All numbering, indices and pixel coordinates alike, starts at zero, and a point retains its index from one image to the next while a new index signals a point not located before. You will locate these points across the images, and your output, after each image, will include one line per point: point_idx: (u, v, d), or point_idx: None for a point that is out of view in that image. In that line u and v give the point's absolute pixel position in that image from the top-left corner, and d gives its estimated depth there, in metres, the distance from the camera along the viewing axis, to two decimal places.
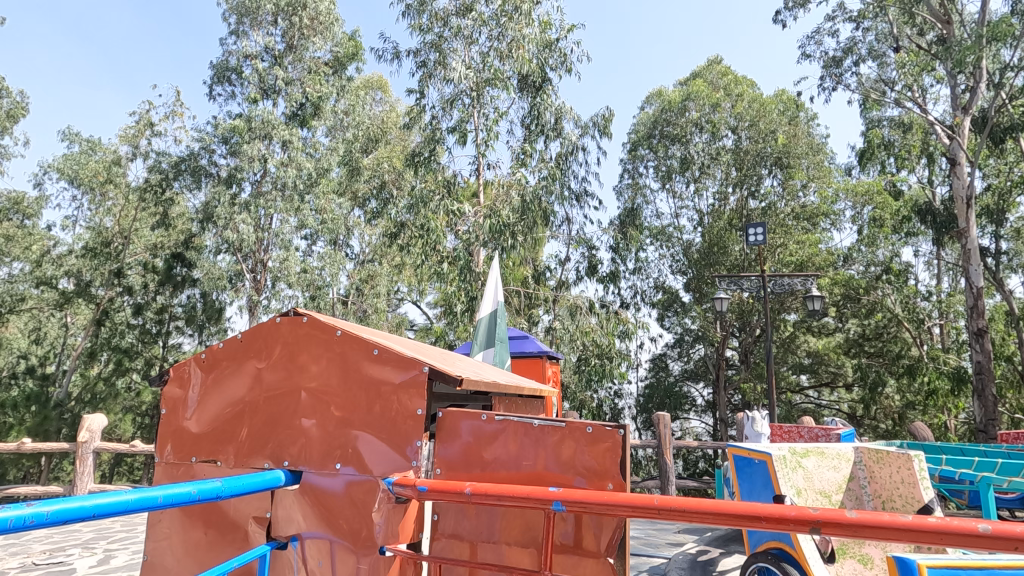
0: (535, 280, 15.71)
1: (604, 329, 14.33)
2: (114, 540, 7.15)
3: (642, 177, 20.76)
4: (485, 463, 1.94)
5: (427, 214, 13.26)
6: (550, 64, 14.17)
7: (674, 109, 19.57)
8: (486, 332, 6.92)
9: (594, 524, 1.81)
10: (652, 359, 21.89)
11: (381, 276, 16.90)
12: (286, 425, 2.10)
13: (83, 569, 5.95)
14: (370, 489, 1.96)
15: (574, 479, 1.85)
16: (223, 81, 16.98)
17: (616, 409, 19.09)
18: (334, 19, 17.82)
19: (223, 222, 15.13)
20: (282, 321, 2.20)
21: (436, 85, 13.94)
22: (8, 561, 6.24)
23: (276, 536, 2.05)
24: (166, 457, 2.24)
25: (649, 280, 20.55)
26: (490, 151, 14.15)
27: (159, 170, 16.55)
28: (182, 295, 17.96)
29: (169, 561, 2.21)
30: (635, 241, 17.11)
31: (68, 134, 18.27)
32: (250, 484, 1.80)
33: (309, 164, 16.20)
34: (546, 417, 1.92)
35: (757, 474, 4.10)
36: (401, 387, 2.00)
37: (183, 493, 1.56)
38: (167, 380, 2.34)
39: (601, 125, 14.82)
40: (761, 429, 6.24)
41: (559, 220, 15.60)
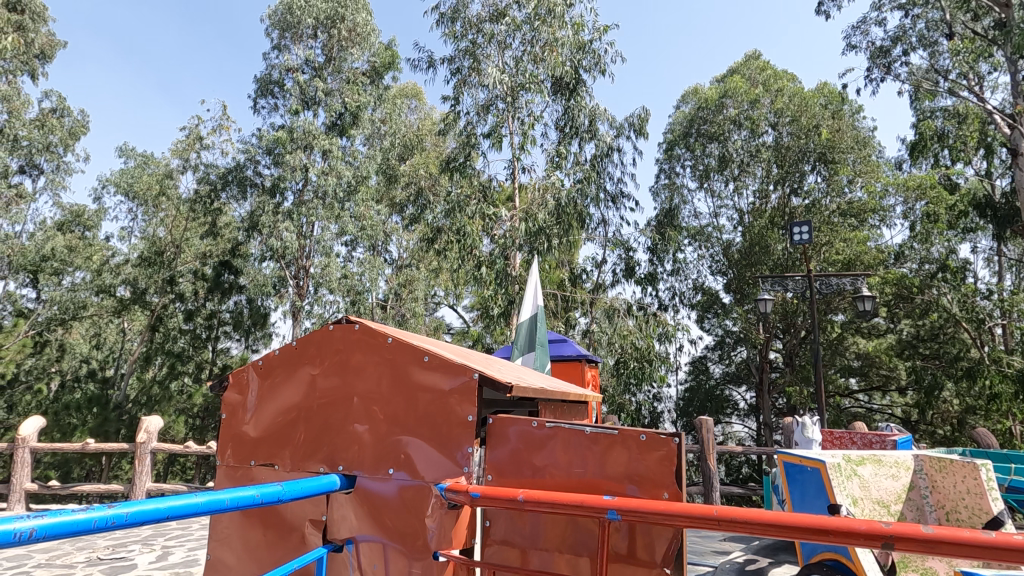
0: (572, 282, 15.67)
1: (643, 331, 14.23)
2: (170, 537, 7.49)
3: (679, 177, 20.48)
4: (534, 470, 1.95)
5: (463, 218, 13.33)
6: (584, 66, 14.15)
7: (712, 107, 19.28)
8: (526, 336, 6.94)
9: (649, 534, 1.79)
10: (692, 362, 21.57)
11: (418, 281, 17.15)
12: (339, 431, 2.15)
13: (144, 564, 6.24)
14: (422, 494, 1.99)
15: (627, 487, 1.83)
16: (267, 94, 17.57)
17: (655, 412, 18.81)
18: (371, 30, 18.30)
19: (267, 229, 15.66)
20: (335, 328, 2.26)
21: (470, 91, 14.05)
22: (76, 555, 6.61)
23: (331, 539, 2.09)
24: (227, 460, 2.33)
25: (687, 281, 20.16)
26: (525, 154, 14.19)
27: (208, 182, 17.35)
28: (229, 302, 18.78)
29: (230, 560, 2.29)
30: (673, 241, 16.81)
31: (125, 150, 19.26)
32: (307, 488, 1.85)
33: (348, 172, 16.64)
34: (598, 425, 1.91)
35: (809, 482, 3.97)
36: (451, 392, 2.02)
37: (247, 496, 1.61)
38: (227, 387, 2.43)
39: (636, 125, 14.66)
40: (812, 436, 6.02)
41: (595, 221, 15.50)
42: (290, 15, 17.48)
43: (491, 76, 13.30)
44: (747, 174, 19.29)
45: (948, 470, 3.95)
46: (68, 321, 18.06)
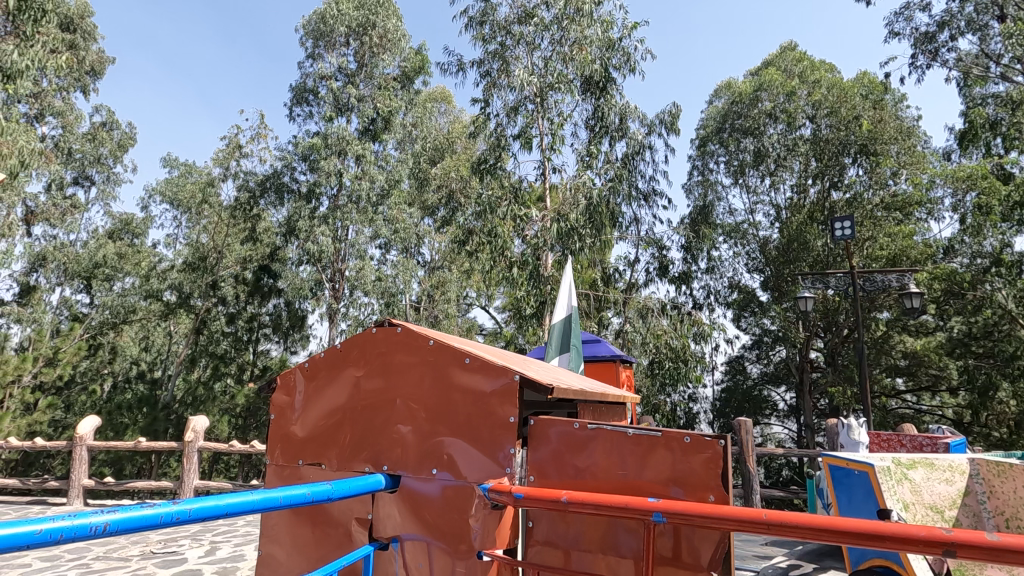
0: (604, 282, 15.60)
1: (677, 331, 14.01)
2: (218, 533, 7.77)
3: (713, 173, 20.09)
4: (576, 471, 1.95)
5: (495, 219, 13.41)
6: (614, 64, 14.01)
7: (746, 101, 18.84)
8: (560, 337, 6.92)
9: (695, 537, 1.77)
10: (729, 361, 21.16)
11: (451, 283, 17.33)
12: (383, 432, 2.20)
13: (193, 558, 6.49)
14: (466, 494, 2.02)
15: (672, 489, 1.81)
16: (302, 102, 18.03)
17: (690, 413, 18.52)
18: (401, 36, 18.57)
19: (304, 234, 16.06)
20: (377, 331, 2.31)
21: (500, 93, 14.12)
22: (131, 548, 6.93)
23: (377, 537, 2.13)
24: (276, 459, 2.41)
25: (722, 280, 19.77)
26: (555, 154, 14.17)
27: (247, 189, 17.93)
28: (270, 304, 19.27)
29: (281, 556, 2.37)
30: (708, 239, 16.52)
31: (169, 160, 20.07)
32: (355, 487, 1.90)
33: (381, 177, 16.93)
34: (640, 426, 1.90)
35: (856, 485, 3.86)
36: (492, 394, 2.04)
37: (299, 494, 1.67)
38: (275, 389, 2.52)
39: (668, 122, 14.47)
40: (859, 438, 5.81)
41: (628, 220, 15.38)
42: (323, 24, 17.90)
43: (520, 77, 13.30)
44: (784, 169, 18.77)
45: (1008, 475, 3.77)
46: (119, 325, 18.94)
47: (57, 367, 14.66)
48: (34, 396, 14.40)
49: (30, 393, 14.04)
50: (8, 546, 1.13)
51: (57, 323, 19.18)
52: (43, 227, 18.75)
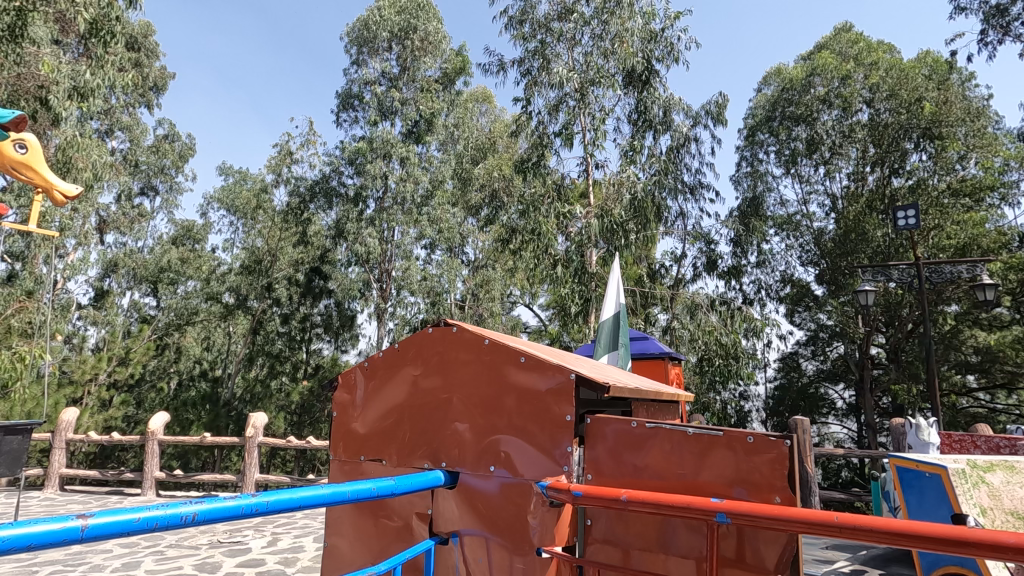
0: (650, 278, 15.37)
1: (728, 327, 13.63)
2: (278, 525, 8.14)
3: (763, 164, 19.40)
4: (634, 470, 1.94)
5: (538, 217, 13.44)
6: (656, 56, 13.74)
7: (797, 87, 18.10)
8: (608, 335, 6.87)
9: (759, 539, 1.74)
10: (782, 358, 20.41)
11: (495, 281, 17.49)
12: (440, 429, 2.25)
13: (257, 548, 6.83)
14: (523, 491, 2.04)
15: (735, 490, 1.78)
16: (348, 107, 18.50)
17: (741, 411, 18.03)
18: (442, 37, 18.83)
19: (352, 236, 16.50)
20: (433, 330, 2.37)
21: (541, 91, 14.06)
22: (200, 537, 7.36)
23: (438, 531, 2.19)
24: (339, 455, 2.52)
25: (774, 274, 19.10)
26: (598, 150, 14.03)
27: (298, 194, 18.37)
28: (321, 305, 19.76)
29: (344, 546, 2.47)
30: (759, 232, 15.97)
31: (225, 168, 21.03)
32: (415, 483, 1.96)
33: (425, 178, 17.27)
34: (701, 426, 1.87)
35: (928, 489, 3.67)
36: (548, 392, 2.05)
37: (365, 489, 1.74)
38: (337, 387, 2.63)
39: (714, 113, 14.09)
40: (929, 439, 5.48)
41: (673, 214, 15.11)
42: (366, 31, 18.33)
43: (560, 74, 13.22)
44: (839, 157, 17.93)
45: None
46: (183, 326, 19.99)
47: (129, 367, 15.71)
48: (109, 393, 15.42)
49: (106, 390, 15.03)
50: (112, 533, 1.23)
51: (128, 325, 20.48)
52: (114, 235, 20.07)
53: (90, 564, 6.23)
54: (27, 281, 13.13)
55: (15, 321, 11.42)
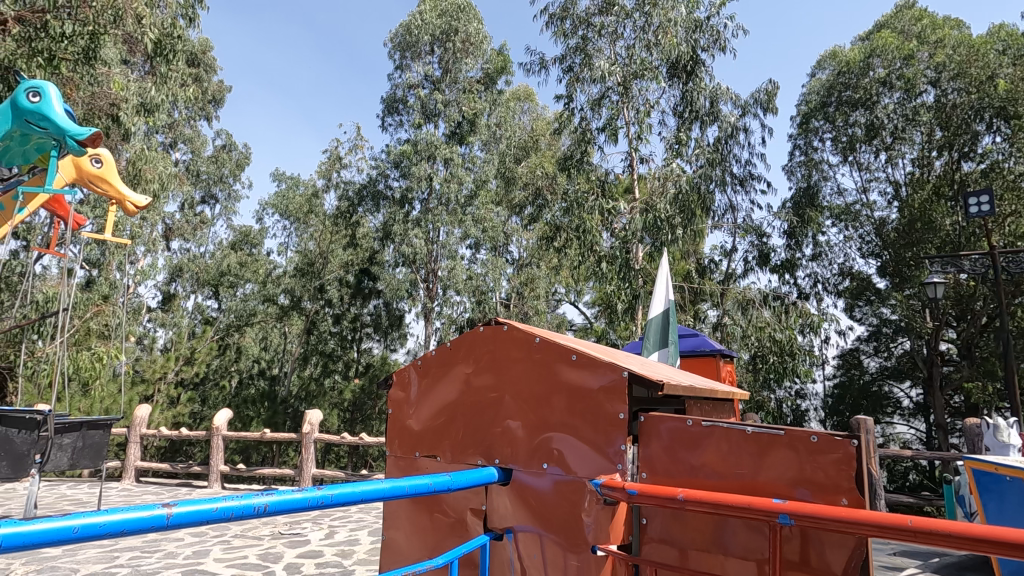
0: (699, 274, 15.05)
1: (782, 323, 13.15)
2: (335, 518, 8.44)
3: (817, 152, 18.52)
4: (690, 468, 1.91)
5: (582, 214, 13.33)
6: (702, 45, 13.46)
7: (855, 70, 17.20)
8: (657, 333, 6.75)
9: (825, 542, 1.67)
10: (841, 354, 19.45)
11: (540, 279, 17.54)
12: (492, 426, 2.29)
13: (316, 540, 7.10)
14: (577, 489, 2.04)
15: (798, 491, 1.73)
16: (393, 112, 18.84)
17: (798, 410, 17.33)
18: (483, 38, 18.98)
19: (399, 237, 16.85)
20: (484, 329, 2.40)
21: (583, 87, 13.91)
22: (263, 529, 7.71)
23: (492, 528, 2.22)
24: (395, 451, 2.60)
25: (831, 267, 18.26)
26: (643, 144, 13.82)
27: (347, 198, 18.84)
28: (371, 305, 20.18)
29: (401, 539, 2.54)
30: (815, 223, 15.32)
31: (278, 175, 21.88)
32: (469, 479, 1.99)
33: (468, 178, 17.46)
34: (760, 425, 1.82)
35: (1009, 493, 3.44)
36: (600, 390, 2.05)
37: (422, 484, 1.78)
38: (392, 385, 2.71)
39: (764, 101, 13.60)
40: (1009, 440, 5.12)
41: (722, 208, 14.71)
42: (409, 36, 18.61)
43: (602, 68, 13.09)
44: (902, 142, 16.94)
45: None
46: (243, 326, 20.91)
47: (194, 365, 16.74)
48: (177, 391, 16.37)
49: (174, 388, 15.95)
50: (193, 520, 1.31)
51: (192, 326, 21.67)
52: (179, 242, 21.30)
53: (165, 551, 6.64)
54: (103, 285, 14.07)
55: (93, 323, 12.28)
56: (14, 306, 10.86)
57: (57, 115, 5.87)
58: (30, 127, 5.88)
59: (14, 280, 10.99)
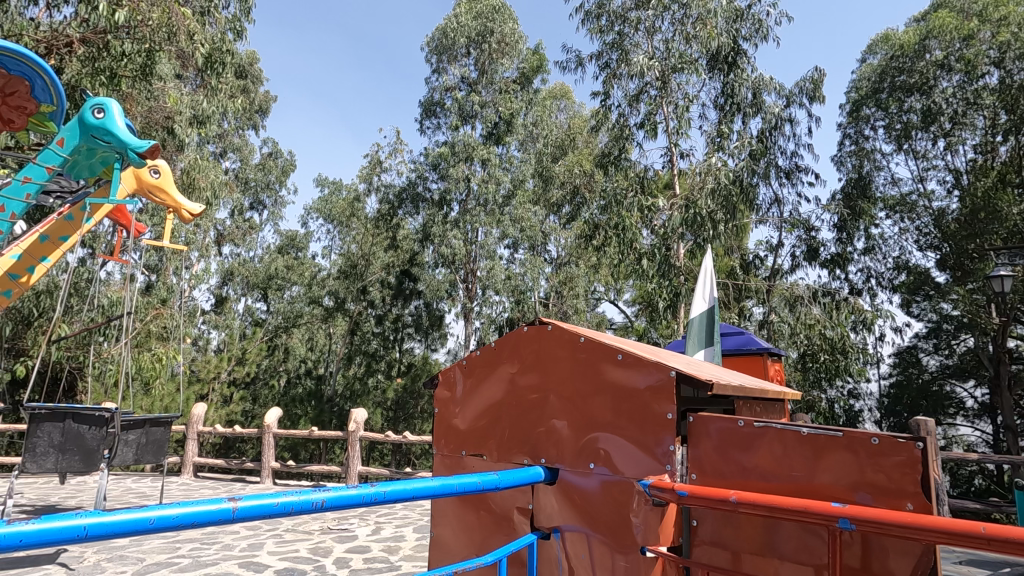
0: (743, 270, 14.66)
1: (833, 320, 12.62)
2: (381, 514, 8.64)
3: (869, 141, 17.73)
4: (742, 470, 1.86)
5: (621, 212, 13.15)
6: (743, 35, 13.11)
7: (910, 53, 16.35)
8: (701, 331, 6.60)
9: (889, 549, 1.61)
10: (898, 353, 18.55)
11: (579, 278, 17.40)
12: (539, 425, 2.29)
13: (363, 536, 7.29)
14: (625, 489, 2.02)
15: (859, 495, 1.66)
16: (430, 115, 19.04)
17: (851, 411, 16.62)
18: (518, 37, 19.01)
19: (438, 239, 17.08)
20: (529, 329, 2.41)
21: (621, 83, 13.74)
22: (312, 523, 7.97)
23: (540, 527, 2.22)
24: (442, 449, 2.65)
25: (886, 261, 17.46)
26: (683, 139, 13.55)
27: (388, 201, 19.17)
28: (412, 305, 20.50)
29: (449, 535, 2.59)
30: (868, 215, 14.67)
31: (321, 180, 22.49)
32: (516, 478, 2.00)
33: (506, 178, 17.48)
34: (817, 425, 1.76)
35: None
36: (647, 390, 2.02)
37: (471, 482, 1.80)
38: (438, 384, 2.76)
39: (810, 89, 13.11)
40: None
41: (767, 202, 14.28)
42: (445, 39, 18.73)
43: (640, 64, 12.88)
44: (963, 127, 16.05)
45: None
46: (290, 328, 21.59)
47: (245, 366, 17.49)
48: (230, 390, 17.11)
49: (227, 388, 16.66)
50: (257, 514, 1.37)
51: (243, 328, 22.57)
52: (231, 247, 22.24)
53: (222, 543, 6.96)
54: (161, 290, 14.83)
55: (153, 326, 12.97)
56: (83, 310, 11.55)
57: (119, 129, 6.23)
58: (96, 142, 6.26)
59: (82, 286, 11.71)
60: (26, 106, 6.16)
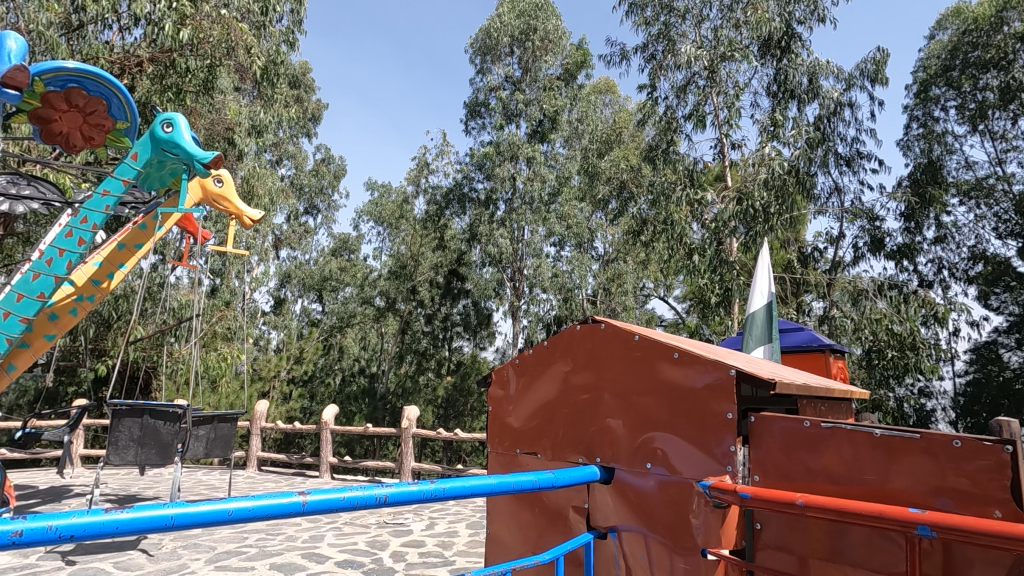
0: (801, 264, 14.03)
1: (901, 315, 11.93)
2: (434, 510, 8.81)
3: (939, 123, 16.63)
4: (808, 471, 1.79)
5: (669, 206, 12.89)
6: (797, 18, 12.55)
7: (985, 27, 15.20)
8: (760, 327, 6.38)
9: (975, 559, 1.51)
10: (975, 348, 17.34)
11: (627, 274, 17.14)
12: (594, 424, 2.28)
13: (418, 530, 7.46)
14: (684, 489, 1.98)
15: (938, 501, 1.56)
16: (475, 115, 19.14)
17: (922, 410, 15.65)
18: (562, 34, 18.93)
19: (485, 238, 17.25)
20: (581, 328, 2.41)
21: (667, 74, 13.44)
22: (369, 517, 8.21)
23: (596, 526, 2.21)
24: (496, 448, 2.69)
25: (960, 250, 16.34)
26: (734, 129, 13.13)
27: (435, 202, 19.44)
28: (460, 304, 20.78)
29: (504, 532, 2.63)
30: (939, 202, 13.75)
31: (371, 184, 23.10)
32: (572, 476, 2.00)
33: (552, 176, 17.39)
34: (891, 427, 1.67)
35: None
36: (705, 390, 1.97)
37: (527, 480, 1.81)
38: (491, 383, 2.81)
39: (871, 71, 12.42)
40: None
41: (826, 191, 13.65)
42: (488, 39, 18.79)
43: (687, 54, 12.56)
44: None
45: None
46: (345, 327, 22.33)
47: (303, 364, 18.21)
48: (290, 388, 17.86)
49: (286, 385, 17.44)
50: (325, 508, 1.43)
51: (301, 327, 23.53)
52: (288, 251, 23.20)
53: (286, 534, 7.28)
54: (225, 293, 15.61)
55: (218, 327, 13.68)
56: (156, 313, 12.33)
57: (186, 142, 6.60)
58: (165, 154, 6.64)
59: (155, 290, 12.49)
60: (104, 124, 6.56)
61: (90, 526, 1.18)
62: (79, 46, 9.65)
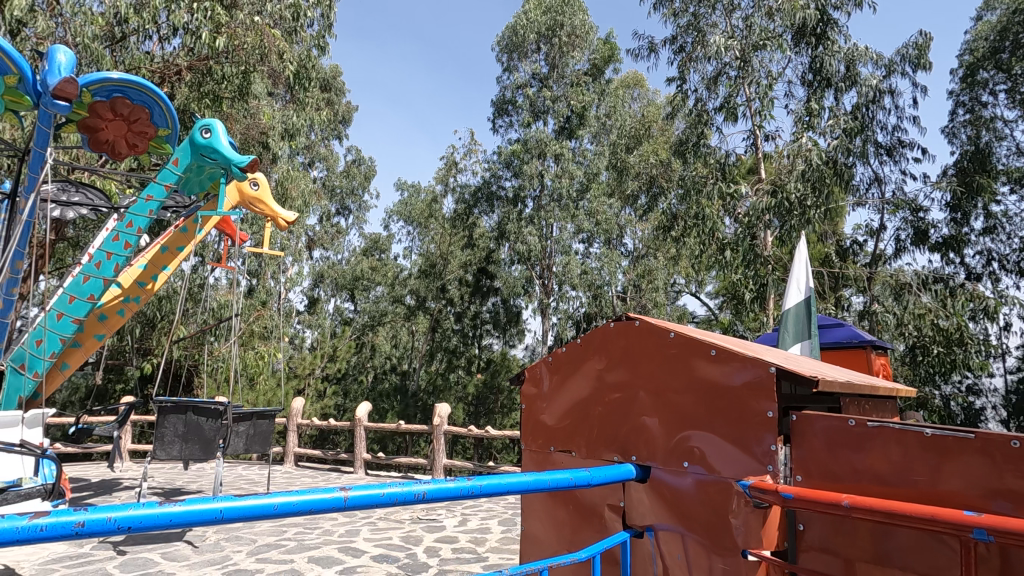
0: (840, 257, 13.60)
1: (948, 309, 11.43)
2: (467, 506, 8.89)
3: (987, 108, 15.87)
4: (854, 471, 1.74)
5: (700, 201, 12.63)
6: (833, 4, 12.16)
7: None
8: (796, 324, 6.21)
9: None
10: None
11: (658, 270, 16.90)
12: (628, 422, 2.26)
13: (450, 526, 7.54)
14: (723, 489, 1.95)
15: (994, 504, 1.50)
16: (502, 113, 19.12)
17: (971, 408, 15.00)
18: (589, 29, 18.79)
19: (513, 236, 17.26)
20: (615, 325, 2.39)
21: (697, 66, 13.18)
22: (402, 513, 8.33)
23: (632, 524, 2.19)
24: (530, 445, 2.70)
25: (1011, 241, 15.58)
26: (767, 121, 12.81)
27: (463, 200, 19.51)
28: (489, 302, 20.85)
29: (538, 529, 2.63)
30: (988, 191, 13.13)
31: (400, 184, 23.38)
32: (607, 475, 1.99)
33: (580, 172, 17.27)
34: (943, 426, 1.60)
35: None
36: (743, 388, 1.94)
37: (564, 478, 1.81)
38: (524, 381, 2.81)
39: (913, 57, 11.94)
40: None
41: (865, 182, 13.21)
42: (515, 37, 18.72)
43: (717, 44, 12.28)
44: None
45: None
46: (376, 326, 22.67)
47: (337, 362, 18.58)
48: (324, 385, 18.24)
49: (321, 383, 17.84)
50: (366, 502, 1.46)
51: (334, 326, 23.99)
52: (321, 251, 23.68)
53: (322, 529, 7.46)
54: (261, 293, 16.03)
55: (255, 326, 14.07)
56: (197, 313, 12.75)
57: (224, 147, 6.79)
58: (204, 159, 6.85)
59: (196, 291, 12.93)
60: (147, 131, 6.82)
61: (145, 518, 1.23)
62: (122, 56, 10.01)
